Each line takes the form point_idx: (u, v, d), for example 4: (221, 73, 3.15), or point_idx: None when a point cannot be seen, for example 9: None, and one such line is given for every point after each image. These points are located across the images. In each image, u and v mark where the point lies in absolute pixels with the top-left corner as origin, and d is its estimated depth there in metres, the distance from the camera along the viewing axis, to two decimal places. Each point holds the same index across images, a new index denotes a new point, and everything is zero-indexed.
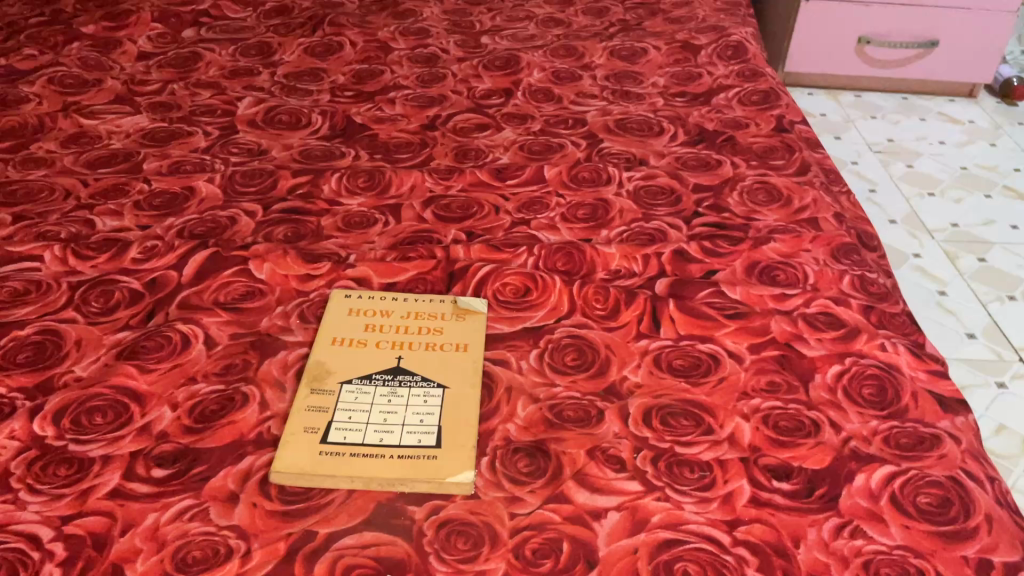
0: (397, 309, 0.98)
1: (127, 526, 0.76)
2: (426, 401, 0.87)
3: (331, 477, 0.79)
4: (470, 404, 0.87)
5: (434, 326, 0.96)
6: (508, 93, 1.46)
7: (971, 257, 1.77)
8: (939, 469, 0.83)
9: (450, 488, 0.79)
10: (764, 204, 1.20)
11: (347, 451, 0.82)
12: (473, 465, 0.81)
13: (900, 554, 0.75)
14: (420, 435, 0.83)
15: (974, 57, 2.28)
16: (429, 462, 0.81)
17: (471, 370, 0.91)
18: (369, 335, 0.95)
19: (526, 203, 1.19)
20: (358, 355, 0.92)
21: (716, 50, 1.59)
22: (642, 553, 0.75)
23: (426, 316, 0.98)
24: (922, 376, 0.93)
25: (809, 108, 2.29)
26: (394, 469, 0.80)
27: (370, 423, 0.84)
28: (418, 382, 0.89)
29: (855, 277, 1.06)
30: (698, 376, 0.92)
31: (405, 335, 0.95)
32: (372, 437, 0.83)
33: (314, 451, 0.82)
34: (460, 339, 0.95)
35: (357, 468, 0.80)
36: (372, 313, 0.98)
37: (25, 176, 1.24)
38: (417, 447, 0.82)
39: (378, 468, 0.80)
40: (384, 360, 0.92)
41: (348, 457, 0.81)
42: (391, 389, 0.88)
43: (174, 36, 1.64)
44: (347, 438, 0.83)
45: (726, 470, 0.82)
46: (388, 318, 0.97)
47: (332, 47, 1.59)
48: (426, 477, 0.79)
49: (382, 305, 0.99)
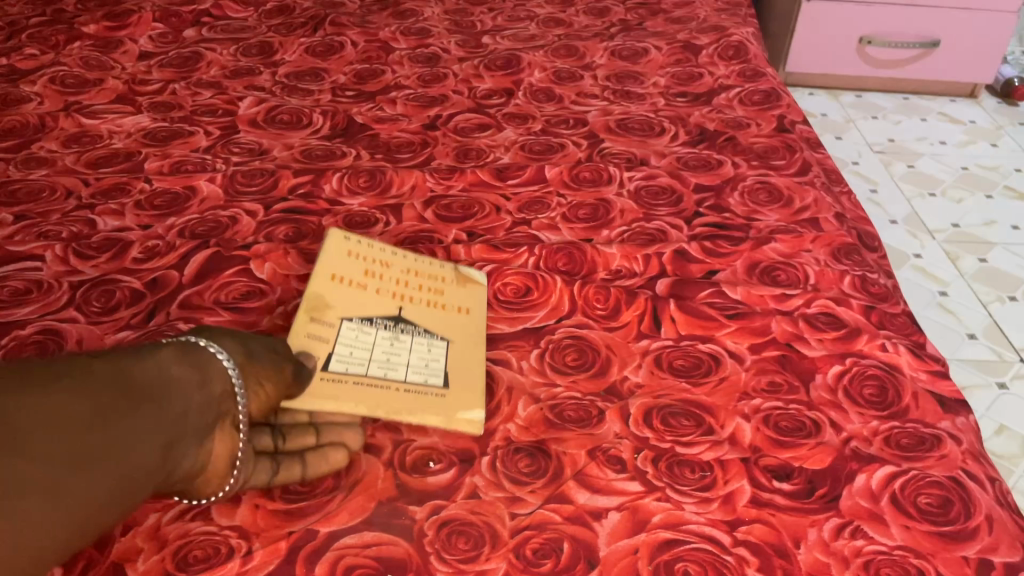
0: (395, 263, 1.01)
1: (128, 526, 0.76)
2: (429, 348, 0.91)
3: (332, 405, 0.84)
4: (474, 358, 0.91)
5: (434, 274, 1.00)
6: (509, 93, 1.46)
7: (971, 258, 1.77)
8: (939, 469, 0.83)
9: (462, 425, 0.84)
10: (765, 204, 1.20)
11: (349, 383, 0.86)
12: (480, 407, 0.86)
13: (900, 554, 0.75)
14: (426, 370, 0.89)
15: (975, 58, 2.27)
16: (438, 401, 0.86)
17: (476, 330, 0.95)
18: (368, 280, 0.98)
19: (527, 203, 1.19)
20: (357, 295, 0.95)
21: (717, 50, 1.59)
22: (642, 553, 0.75)
23: (425, 266, 1.01)
24: (923, 376, 0.93)
25: (809, 108, 2.30)
26: (403, 403, 0.85)
27: (373, 361, 0.89)
28: (421, 324, 0.93)
29: (856, 278, 1.06)
30: (699, 376, 0.92)
31: (405, 288, 0.98)
32: (377, 378, 0.87)
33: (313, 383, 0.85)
34: (459, 297, 0.98)
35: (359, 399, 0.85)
36: (369, 259, 1.00)
37: (26, 175, 1.24)
38: (425, 387, 0.87)
39: (382, 400, 0.85)
40: (384, 306, 0.95)
41: (351, 391, 0.85)
42: (392, 334, 0.92)
43: (175, 36, 1.64)
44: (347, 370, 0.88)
45: (726, 470, 0.82)
46: (386, 269, 1.00)
47: (333, 47, 1.59)
48: (436, 415, 0.85)
49: (373, 250, 1.01)
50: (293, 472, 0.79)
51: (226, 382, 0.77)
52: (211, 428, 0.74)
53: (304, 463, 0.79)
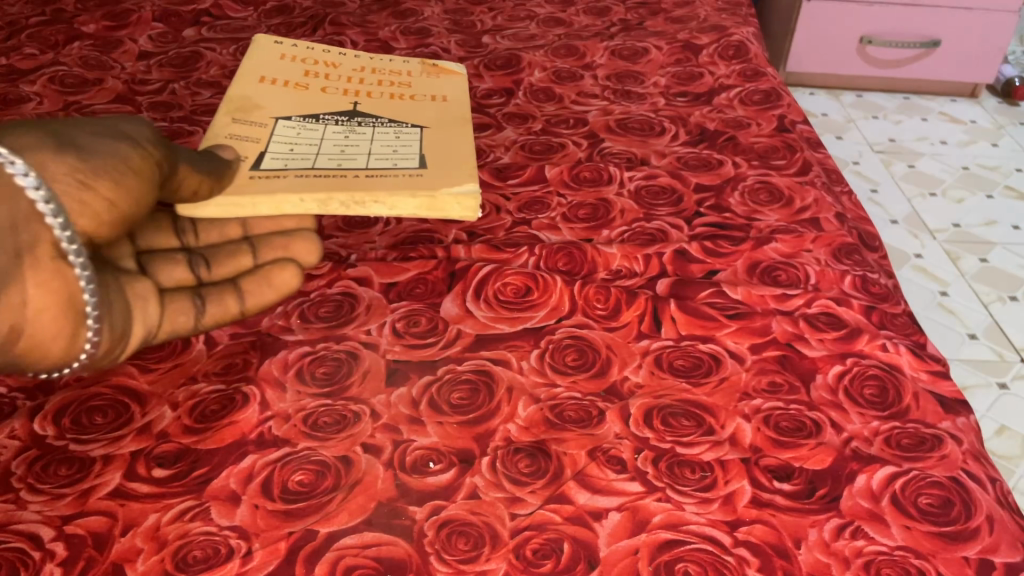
0: (348, 67, 1.26)
1: (128, 527, 0.76)
2: (384, 136, 1.09)
3: (285, 190, 0.97)
4: (435, 136, 1.10)
5: (382, 98, 1.19)
6: (509, 93, 1.46)
7: (972, 258, 1.77)
8: (939, 469, 0.83)
9: (434, 195, 0.98)
10: (765, 204, 1.20)
11: (294, 177, 0.99)
12: (448, 183, 1.00)
13: (901, 555, 0.75)
14: (396, 160, 1.03)
15: (975, 58, 2.27)
16: (401, 175, 1.00)
17: (441, 114, 1.16)
18: (313, 84, 1.19)
19: (527, 203, 1.19)
20: (305, 108, 1.14)
21: (717, 50, 1.59)
22: (642, 553, 0.74)
23: (371, 92, 1.20)
24: (923, 376, 0.93)
25: (809, 108, 2.30)
26: (353, 180, 0.99)
27: (325, 156, 1.04)
28: (371, 126, 1.11)
29: (856, 278, 1.06)
30: (699, 376, 0.92)
31: (354, 89, 1.20)
32: (324, 162, 1.02)
33: (246, 177, 0.99)
34: (420, 87, 1.24)
35: (314, 187, 0.97)
36: (318, 67, 1.24)
37: None
38: (378, 167, 1.02)
39: (342, 183, 0.98)
40: (332, 107, 1.15)
41: (283, 176, 1.00)
42: (341, 130, 1.09)
43: (174, 36, 1.64)
44: (291, 167, 1.01)
45: (727, 470, 0.82)
46: (337, 72, 1.24)
47: (333, 47, 1.59)
48: (402, 189, 0.98)
49: (317, 54, 1.27)
50: (231, 307, 0.92)
51: (28, 206, 0.74)
52: (8, 273, 0.72)
53: (240, 291, 0.93)
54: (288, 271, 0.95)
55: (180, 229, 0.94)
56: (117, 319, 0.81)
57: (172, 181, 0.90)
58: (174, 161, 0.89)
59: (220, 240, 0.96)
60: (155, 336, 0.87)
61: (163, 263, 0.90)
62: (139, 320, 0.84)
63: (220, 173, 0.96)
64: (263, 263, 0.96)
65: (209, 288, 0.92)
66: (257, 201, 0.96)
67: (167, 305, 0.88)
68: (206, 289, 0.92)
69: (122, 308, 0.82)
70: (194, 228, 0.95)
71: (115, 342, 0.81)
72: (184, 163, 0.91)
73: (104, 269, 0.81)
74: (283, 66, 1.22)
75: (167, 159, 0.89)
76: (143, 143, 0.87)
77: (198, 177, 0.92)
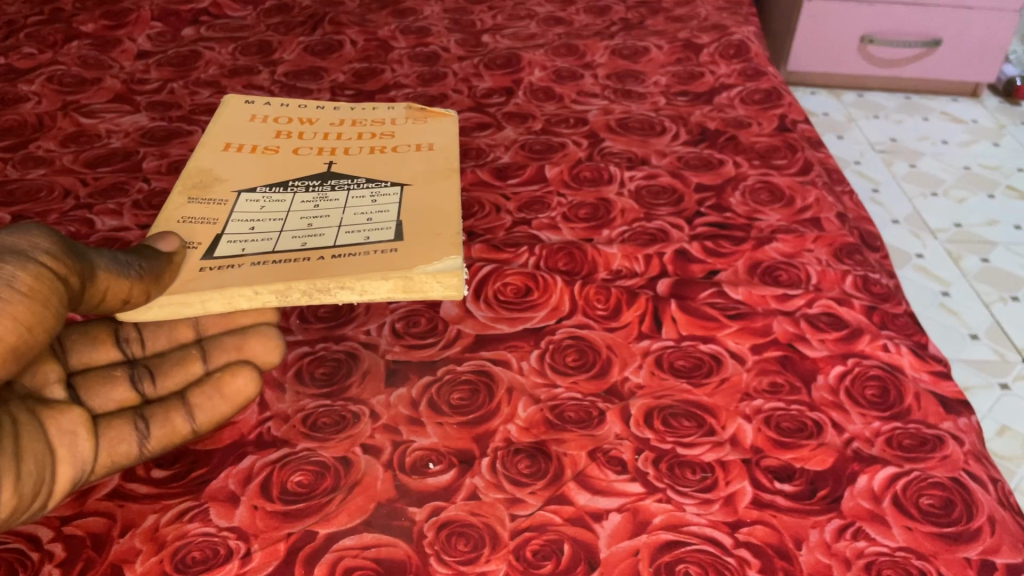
0: (324, 117, 1.13)
1: (127, 527, 0.76)
2: (363, 199, 0.93)
3: (239, 281, 0.80)
4: (422, 195, 0.94)
5: (361, 152, 1.04)
6: (508, 92, 1.46)
7: (973, 258, 1.76)
8: (941, 470, 0.82)
9: (418, 278, 0.80)
10: (766, 204, 1.20)
11: (251, 266, 0.82)
12: (431, 258, 0.82)
13: (902, 556, 0.75)
14: (368, 232, 0.87)
15: (977, 57, 2.27)
16: (382, 253, 0.83)
17: (427, 165, 1.02)
18: (282, 144, 1.06)
19: (527, 203, 1.19)
20: (273, 169, 1.01)
21: (718, 50, 1.59)
22: (643, 555, 0.74)
23: (349, 146, 1.05)
24: (925, 377, 0.93)
25: (810, 109, 2.29)
26: (320, 266, 0.81)
27: (288, 234, 0.88)
28: (346, 190, 0.96)
29: (858, 278, 1.06)
30: (700, 377, 0.91)
31: (328, 142, 1.07)
32: (290, 242, 0.86)
33: (195, 268, 0.82)
34: (404, 135, 1.09)
35: (271, 277, 0.80)
36: (291, 122, 1.11)
37: (24, 175, 1.23)
38: (351, 246, 0.84)
39: (303, 270, 0.80)
40: (306, 167, 1.01)
41: (240, 268, 0.82)
42: (313, 199, 0.94)
43: (173, 35, 1.63)
44: (249, 252, 0.85)
45: (728, 471, 0.81)
46: (311, 126, 1.11)
47: (332, 46, 1.59)
48: (378, 271, 0.80)
49: (283, 107, 1.14)
50: (179, 428, 0.78)
51: None
52: None
53: (189, 408, 0.79)
54: (243, 376, 0.79)
55: (121, 338, 0.79)
56: (36, 469, 0.64)
57: (92, 292, 0.70)
58: (90, 268, 0.70)
59: (169, 346, 0.81)
60: (92, 471, 0.73)
61: (97, 385, 0.76)
62: (69, 460, 0.69)
63: (158, 270, 0.78)
64: (217, 369, 0.81)
65: (154, 406, 0.78)
66: (205, 298, 0.79)
67: (104, 434, 0.74)
68: (149, 407, 0.78)
69: (41, 455, 0.66)
70: (140, 334, 0.80)
71: (37, 499, 0.65)
72: (105, 267, 0.72)
73: (13, 411, 0.64)
74: (251, 129, 1.09)
75: (79, 270, 0.68)
76: (37, 251, 0.65)
77: (128, 282, 0.74)
